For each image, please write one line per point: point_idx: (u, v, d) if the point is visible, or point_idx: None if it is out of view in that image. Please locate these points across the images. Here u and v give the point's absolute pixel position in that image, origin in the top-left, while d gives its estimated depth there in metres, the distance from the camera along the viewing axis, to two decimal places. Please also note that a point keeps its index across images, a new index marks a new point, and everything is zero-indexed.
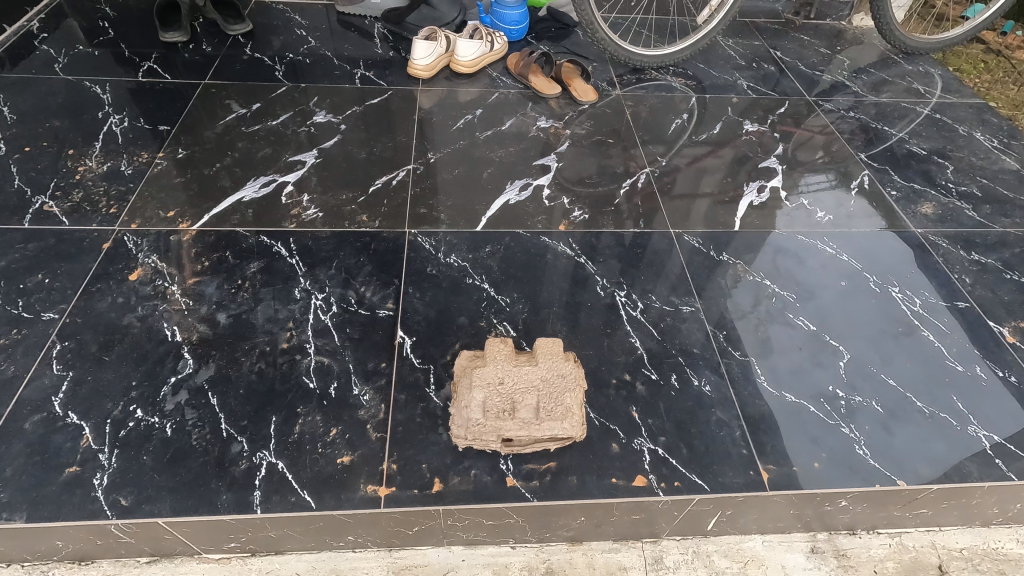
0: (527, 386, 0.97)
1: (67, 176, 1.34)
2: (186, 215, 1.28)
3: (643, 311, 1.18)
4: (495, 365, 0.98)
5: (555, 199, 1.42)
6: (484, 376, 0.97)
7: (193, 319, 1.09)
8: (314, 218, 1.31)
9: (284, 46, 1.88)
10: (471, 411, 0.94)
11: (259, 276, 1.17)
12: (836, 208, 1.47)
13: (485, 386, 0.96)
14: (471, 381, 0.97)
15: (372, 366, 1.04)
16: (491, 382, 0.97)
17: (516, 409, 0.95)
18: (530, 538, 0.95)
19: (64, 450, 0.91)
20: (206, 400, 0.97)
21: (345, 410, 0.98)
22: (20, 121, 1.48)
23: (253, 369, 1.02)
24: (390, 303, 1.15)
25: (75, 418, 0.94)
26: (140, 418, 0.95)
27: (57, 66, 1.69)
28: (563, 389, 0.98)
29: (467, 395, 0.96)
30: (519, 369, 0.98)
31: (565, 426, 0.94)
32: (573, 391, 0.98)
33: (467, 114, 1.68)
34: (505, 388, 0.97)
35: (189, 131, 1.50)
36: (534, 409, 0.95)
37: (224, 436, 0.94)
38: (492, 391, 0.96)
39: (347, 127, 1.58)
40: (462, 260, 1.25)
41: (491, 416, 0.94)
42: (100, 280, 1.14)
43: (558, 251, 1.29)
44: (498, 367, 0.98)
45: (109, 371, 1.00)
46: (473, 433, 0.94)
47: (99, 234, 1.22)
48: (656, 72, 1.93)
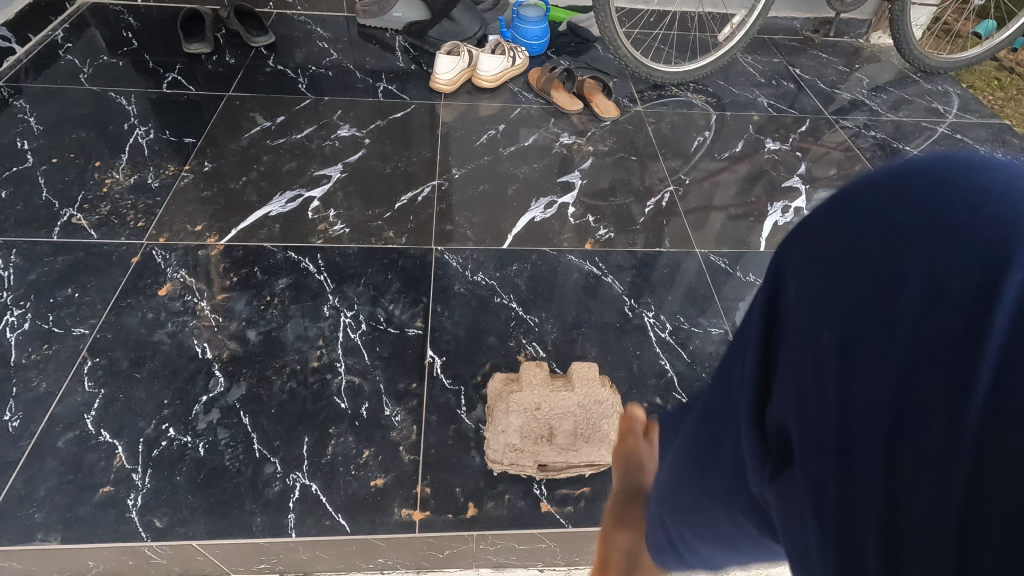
0: (564, 412, 0.97)
1: (94, 188, 1.34)
2: (214, 229, 1.28)
3: (672, 332, 1.18)
4: (532, 390, 0.98)
5: (580, 217, 1.42)
6: (521, 402, 0.97)
7: (223, 336, 1.09)
8: (340, 234, 1.31)
9: (306, 58, 1.89)
10: (508, 436, 0.94)
11: (288, 293, 1.17)
12: None
13: (522, 411, 0.96)
14: (507, 406, 0.97)
15: (403, 386, 1.04)
16: (528, 407, 0.97)
17: (553, 434, 0.95)
18: (559, 562, 0.94)
19: (97, 469, 0.90)
20: (238, 419, 0.97)
21: (377, 431, 0.98)
22: (46, 132, 1.48)
23: (285, 388, 1.02)
24: (419, 321, 1.15)
25: (107, 436, 0.94)
26: (173, 438, 0.94)
27: (81, 76, 1.69)
28: (600, 416, 0.97)
29: (504, 419, 0.96)
30: (555, 394, 0.98)
31: (603, 453, 0.94)
32: (610, 417, 0.97)
33: (489, 129, 1.68)
34: (542, 413, 0.97)
35: (214, 144, 1.51)
36: (571, 435, 0.95)
37: (257, 456, 0.93)
38: (529, 416, 0.96)
39: (371, 141, 1.58)
40: (489, 277, 1.25)
41: (528, 441, 0.94)
42: (130, 295, 1.14)
43: (585, 270, 1.29)
44: (534, 392, 0.98)
45: (140, 388, 1.00)
46: (510, 458, 0.93)
47: (128, 248, 1.22)
48: (676, 88, 1.94)
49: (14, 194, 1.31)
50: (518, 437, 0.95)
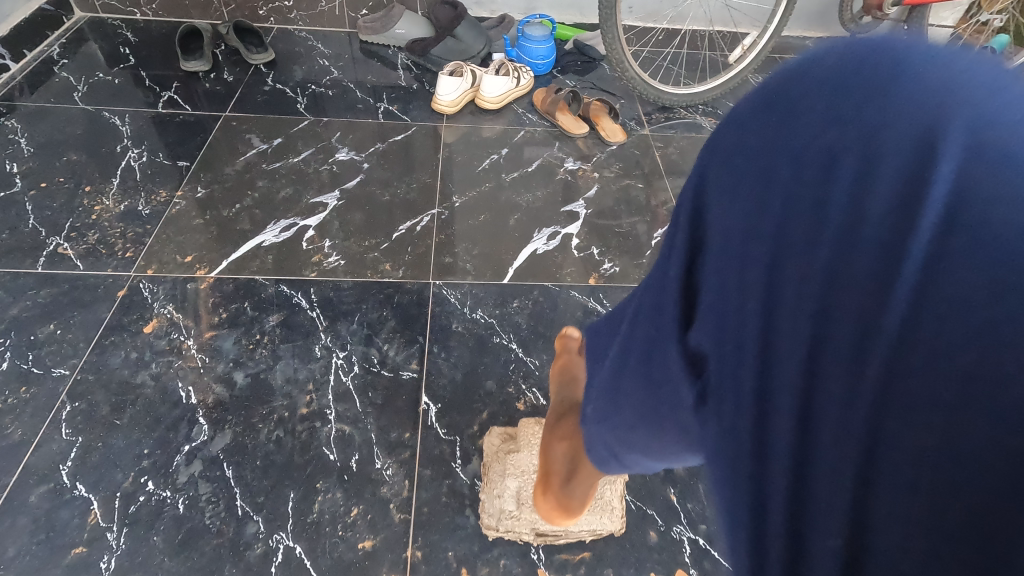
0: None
1: (82, 215, 1.30)
2: (204, 260, 1.24)
3: None
4: (530, 450, 0.95)
5: (584, 249, 1.37)
6: (515, 462, 0.94)
7: (208, 379, 1.04)
8: (335, 266, 1.26)
9: (306, 76, 1.85)
10: (504, 501, 0.90)
11: (278, 331, 1.12)
12: None
13: (519, 473, 0.93)
14: (503, 468, 0.94)
15: (395, 437, 0.99)
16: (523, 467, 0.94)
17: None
18: None
19: (70, 527, 0.86)
20: (221, 472, 0.93)
21: (366, 487, 0.93)
22: (37, 154, 1.44)
23: (271, 437, 0.97)
24: (415, 364, 1.10)
25: (83, 491, 0.89)
26: (151, 492, 0.90)
27: (75, 95, 1.65)
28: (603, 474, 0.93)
29: (498, 481, 0.92)
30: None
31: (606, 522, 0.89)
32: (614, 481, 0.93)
33: (492, 153, 1.63)
34: None
35: (209, 168, 1.46)
36: None
37: (240, 515, 0.89)
38: (527, 479, 0.92)
39: (370, 165, 1.53)
40: (489, 315, 1.20)
41: (526, 507, 0.90)
42: (113, 333, 1.09)
43: (589, 308, 1.23)
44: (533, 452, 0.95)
45: (120, 436, 0.95)
46: (506, 526, 0.88)
47: (114, 281, 1.18)
48: (685, 111, 1.89)
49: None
50: (515, 500, 0.90)
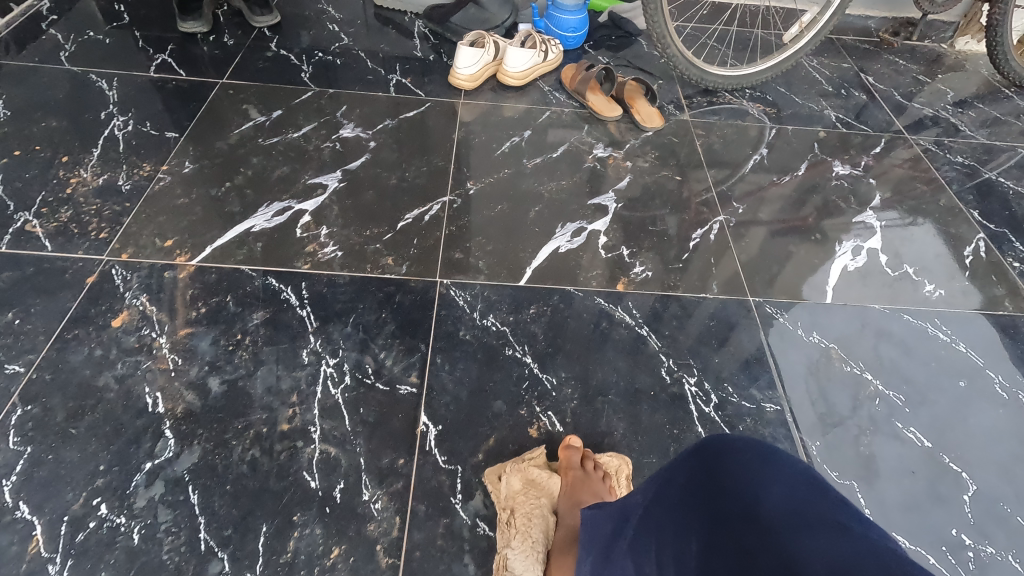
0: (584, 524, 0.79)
1: (57, 189, 1.18)
2: (186, 245, 1.11)
3: (717, 407, 0.98)
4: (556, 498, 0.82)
5: (612, 249, 1.21)
6: (527, 514, 0.80)
7: (180, 384, 0.91)
8: (331, 258, 1.12)
9: (314, 42, 1.69)
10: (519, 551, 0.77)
11: (262, 331, 0.99)
12: (948, 279, 1.24)
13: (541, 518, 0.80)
14: (514, 521, 0.80)
15: (388, 464, 0.86)
16: (538, 519, 0.80)
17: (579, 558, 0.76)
18: None
19: (8, 556, 0.74)
20: (185, 497, 0.80)
21: (351, 523, 0.80)
22: (14, 119, 1.32)
23: (245, 458, 0.85)
24: (414, 377, 0.96)
25: (26, 512, 0.78)
26: (104, 518, 0.78)
27: (62, 54, 1.52)
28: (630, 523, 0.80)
29: (509, 540, 0.78)
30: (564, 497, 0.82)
31: None
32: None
33: (513, 136, 1.47)
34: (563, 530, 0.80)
35: (200, 141, 1.33)
36: None
37: (203, 550, 0.76)
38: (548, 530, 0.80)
39: (377, 144, 1.38)
40: (501, 323, 1.05)
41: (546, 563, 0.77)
42: (78, 325, 0.97)
43: (615, 319, 1.08)
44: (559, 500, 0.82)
45: (74, 448, 0.83)
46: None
47: (84, 265, 1.05)
48: (730, 95, 1.70)
49: None
50: (533, 563, 0.75)
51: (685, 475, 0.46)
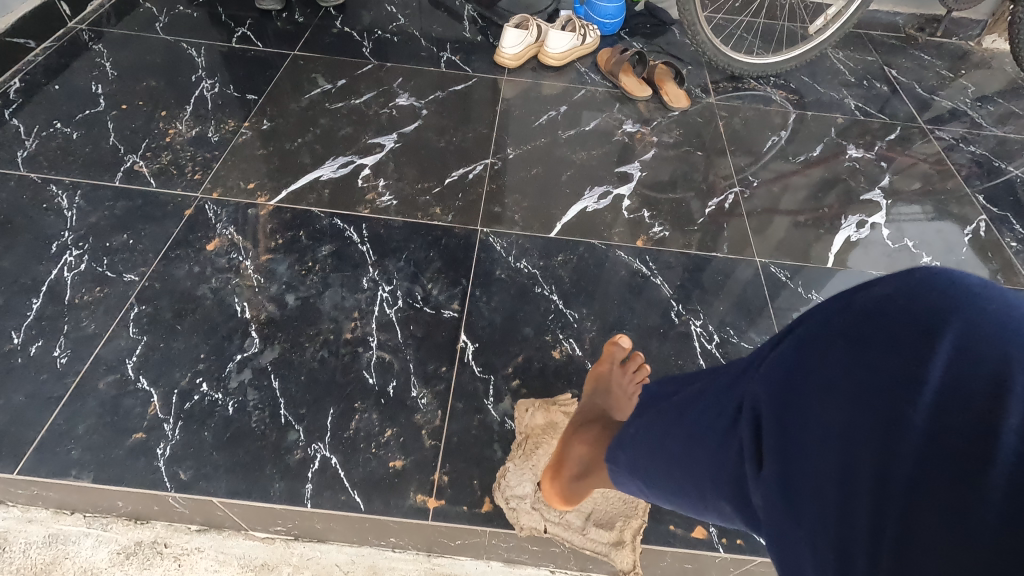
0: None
1: (157, 138, 1.38)
2: (265, 189, 1.29)
3: (719, 345, 1.11)
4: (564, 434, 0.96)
5: (634, 211, 1.35)
6: (537, 443, 0.94)
7: (262, 297, 1.10)
8: (387, 205, 1.29)
9: (373, 22, 1.86)
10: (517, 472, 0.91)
11: (329, 260, 1.17)
12: (945, 254, 1.35)
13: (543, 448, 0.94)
14: (524, 444, 0.94)
15: (432, 369, 1.02)
16: (542, 451, 0.94)
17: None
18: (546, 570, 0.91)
19: (132, 415, 0.93)
20: (268, 382, 0.98)
21: (402, 412, 0.97)
22: (119, 78, 1.52)
23: (316, 356, 1.02)
24: (456, 304, 1.12)
25: (145, 383, 0.96)
26: (205, 393, 0.96)
27: (157, 25, 1.73)
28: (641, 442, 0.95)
29: (515, 457, 0.93)
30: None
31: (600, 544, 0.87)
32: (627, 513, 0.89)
33: (550, 110, 1.62)
34: None
35: (275, 103, 1.51)
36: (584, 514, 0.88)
37: (283, 422, 0.94)
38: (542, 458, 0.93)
39: (428, 112, 1.55)
40: (533, 266, 1.20)
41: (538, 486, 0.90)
42: (180, 247, 1.16)
43: (633, 269, 1.22)
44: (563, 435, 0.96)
45: (180, 340, 1.02)
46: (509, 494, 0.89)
47: (182, 199, 1.25)
48: (755, 81, 1.81)
49: (85, 136, 1.35)
50: (527, 482, 0.90)
51: (865, 326, 0.42)
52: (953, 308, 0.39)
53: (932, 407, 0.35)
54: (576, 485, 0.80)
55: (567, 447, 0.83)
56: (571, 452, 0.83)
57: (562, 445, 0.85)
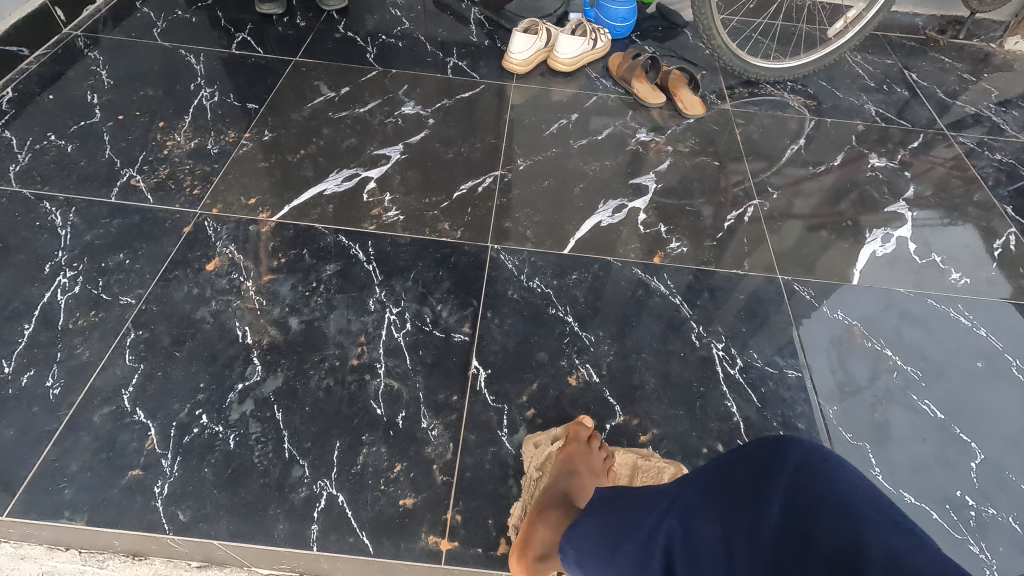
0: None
1: (155, 150, 1.33)
2: (267, 204, 1.24)
3: (742, 369, 1.06)
4: None
5: (650, 226, 1.30)
6: None
7: (265, 321, 1.05)
8: (394, 221, 1.24)
9: (377, 26, 1.81)
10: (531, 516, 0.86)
11: (334, 281, 1.12)
12: (974, 269, 1.29)
13: None
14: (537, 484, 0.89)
15: (443, 398, 0.97)
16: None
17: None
18: None
19: (128, 450, 0.88)
20: (271, 413, 0.93)
21: (412, 445, 0.92)
22: (116, 87, 1.47)
23: (321, 385, 0.97)
24: (467, 327, 1.07)
25: (142, 416, 0.92)
26: (205, 426, 0.91)
27: (155, 31, 1.68)
28: (640, 486, 0.91)
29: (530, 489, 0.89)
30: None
31: None
32: None
33: (561, 118, 1.56)
34: None
35: (277, 112, 1.46)
36: None
37: (286, 457, 0.89)
38: None
39: (435, 121, 1.50)
40: (546, 286, 1.15)
41: None
42: (179, 267, 1.11)
43: (651, 288, 1.17)
44: None
45: (179, 368, 0.97)
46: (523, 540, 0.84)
47: (181, 216, 1.20)
48: (771, 87, 1.75)
49: (80, 149, 1.30)
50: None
51: (747, 463, 0.48)
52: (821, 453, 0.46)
53: (816, 541, 0.39)
54: (539, 569, 0.78)
55: (531, 529, 0.80)
56: (535, 533, 0.80)
57: (528, 521, 0.82)
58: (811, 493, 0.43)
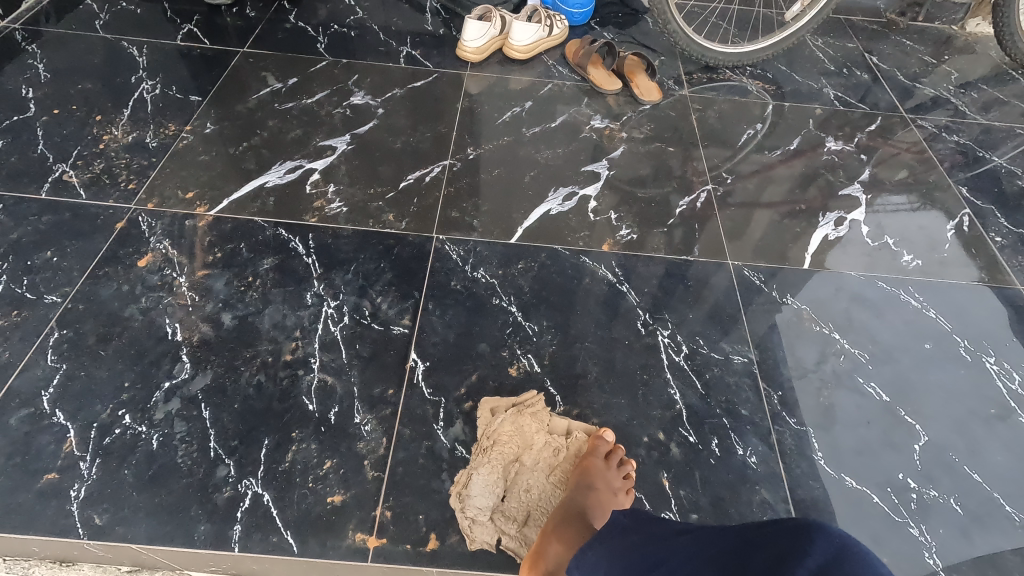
0: (548, 497, 0.86)
1: (91, 145, 1.29)
2: (205, 198, 1.21)
3: (688, 357, 1.04)
4: (529, 446, 0.90)
5: (601, 213, 1.28)
6: (502, 452, 0.89)
7: (196, 317, 1.02)
8: (337, 213, 1.21)
9: (330, 15, 1.77)
10: (478, 489, 0.85)
11: (271, 275, 1.09)
12: (928, 251, 1.28)
13: (502, 460, 0.88)
14: (489, 452, 0.89)
15: (378, 392, 0.95)
16: (507, 459, 0.88)
17: (523, 513, 0.84)
18: None
19: (45, 453, 0.85)
20: (198, 412, 0.90)
21: (343, 441, 0.89)
22: (53, 81, 1.43)
23: (252, 381, 0.94)
24: (407, 319, 1.05)
25: (61, 418, 0.88)
26: (127, 426, 0.88)
27: (97, 23, 1.63)
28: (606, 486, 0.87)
29: (479, 464, 0.88)
30: (539, 453, 0.90)
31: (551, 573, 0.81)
32: None
33: (515, 106, 1.53)
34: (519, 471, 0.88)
35: (221, 105, 1.42)
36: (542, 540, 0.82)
37: (211, 456, 0.86)
38: (500, 468, 0.87)
39: (385, 111, 1.46)
40: (491, 276, 1.13)
41: (502, 504, 0.85)
42: (109, 264, 1.07)
43: (598, 276, 1.15)
44: (526, 445, 0.90)
45: (103, 367, 0.94)
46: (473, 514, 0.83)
47: (114, 212, 1.16)
48: (730, 71, 1.74)
49: (11, 145, 1.26)
50: (489, 493, 0.85)
51: (768, 547, 0.48)
52: (844, 547, 0.46)
53: None
54: None
55: (545, 542, 0.76)
56: (548, 548, 0.76)
57: (544, 537, 0.78)
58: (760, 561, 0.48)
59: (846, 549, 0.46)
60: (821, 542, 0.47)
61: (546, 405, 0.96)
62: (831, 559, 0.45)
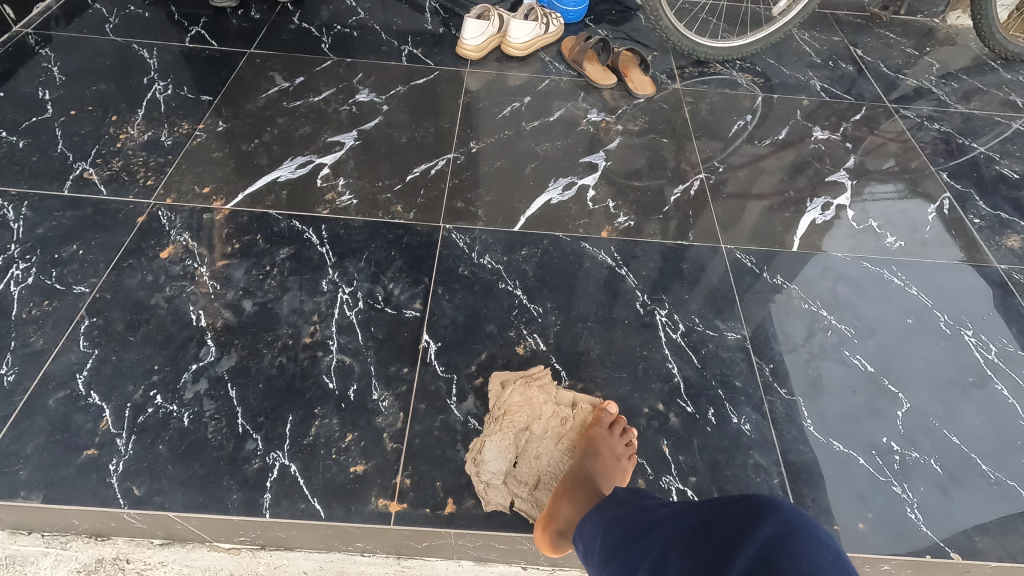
0: (557, 463, 0.92)
1: (108, 144, 1.34)
2: (221, 192, 1.26)
3: (684, 334, 1.11)
4: (537, 416, 0.96)
5: (599, 202, 1.34)
6: (513, 420, 0.94)
7: (218, 304, 1.07)
8: (347, 205, 1.26)
9: (332, 16, 1.82)
10: (493, 456, 0.91)
11: (288, 264, 1.14)
12: (910, 233, 1.35)
13: (513, 429, 0.94)
14: (501, 421, 0.94)
15: (394, 370, 1.01)
16: (518, 427, 0.94)
17: (534, 478, 0.90)
18: (518, 561, 0.91)
19: (84, 431, 0.90)
20: (225, 391, 0.96)
21: (362, 416, 0.95)
22: (67, 83, 1.48)
23: (274, 362, 1.00)
24: (418, 303, 1.10)
25: (97, 398, 0.94)
26: (159, 405, 0.94)
27: (107, 26, 1.68)
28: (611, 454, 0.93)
29: (491, 432, 0.93)
30: (548, 422, 0.96)
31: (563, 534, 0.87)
32: None
33: (514, 102, 1.59)
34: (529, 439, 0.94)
35: (231, 104, 1.48)
36: None
37: (240, 432, 0.92)
38: (512, 436, 0.93)
39: (390, 108, 1.52)
40: (496, 261, 1.19)
41: (515, 469, 0.90)
42: (133, 256, 1.13)
43: (598, 261, 1.21)
44: (535, 415, 0.96)
45: (133, 352, 0.99)
46: (488, 478, 0.89)
47: (134, 207, 1.21)
48: (720, 66, 1.80)
49: (31, 144, 1.31)
50: (502, 458, 0.91)
51: (730, 519, 0.54)
52: (799, 524, 0.51)
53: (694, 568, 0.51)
54: (558, 543, 0.79)
55: (557, 504, 0.81)
56: (561, 509, 0.81)
57: (555, 499, 0.83)
58: (726, 528, 0.53)
59: (800, 525, 0.51)
60: (777, 520, 0.52)
61: (553, 378, 1.02)
62: (785, 534, 0.50)
